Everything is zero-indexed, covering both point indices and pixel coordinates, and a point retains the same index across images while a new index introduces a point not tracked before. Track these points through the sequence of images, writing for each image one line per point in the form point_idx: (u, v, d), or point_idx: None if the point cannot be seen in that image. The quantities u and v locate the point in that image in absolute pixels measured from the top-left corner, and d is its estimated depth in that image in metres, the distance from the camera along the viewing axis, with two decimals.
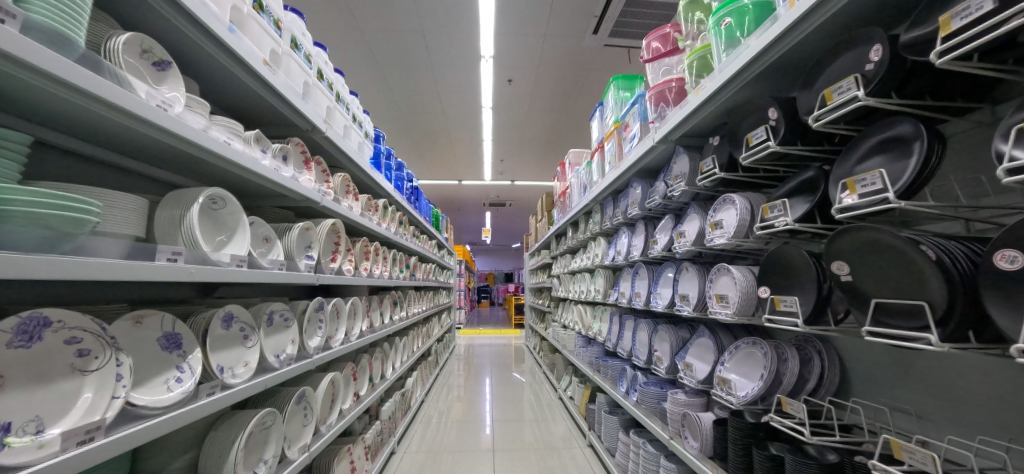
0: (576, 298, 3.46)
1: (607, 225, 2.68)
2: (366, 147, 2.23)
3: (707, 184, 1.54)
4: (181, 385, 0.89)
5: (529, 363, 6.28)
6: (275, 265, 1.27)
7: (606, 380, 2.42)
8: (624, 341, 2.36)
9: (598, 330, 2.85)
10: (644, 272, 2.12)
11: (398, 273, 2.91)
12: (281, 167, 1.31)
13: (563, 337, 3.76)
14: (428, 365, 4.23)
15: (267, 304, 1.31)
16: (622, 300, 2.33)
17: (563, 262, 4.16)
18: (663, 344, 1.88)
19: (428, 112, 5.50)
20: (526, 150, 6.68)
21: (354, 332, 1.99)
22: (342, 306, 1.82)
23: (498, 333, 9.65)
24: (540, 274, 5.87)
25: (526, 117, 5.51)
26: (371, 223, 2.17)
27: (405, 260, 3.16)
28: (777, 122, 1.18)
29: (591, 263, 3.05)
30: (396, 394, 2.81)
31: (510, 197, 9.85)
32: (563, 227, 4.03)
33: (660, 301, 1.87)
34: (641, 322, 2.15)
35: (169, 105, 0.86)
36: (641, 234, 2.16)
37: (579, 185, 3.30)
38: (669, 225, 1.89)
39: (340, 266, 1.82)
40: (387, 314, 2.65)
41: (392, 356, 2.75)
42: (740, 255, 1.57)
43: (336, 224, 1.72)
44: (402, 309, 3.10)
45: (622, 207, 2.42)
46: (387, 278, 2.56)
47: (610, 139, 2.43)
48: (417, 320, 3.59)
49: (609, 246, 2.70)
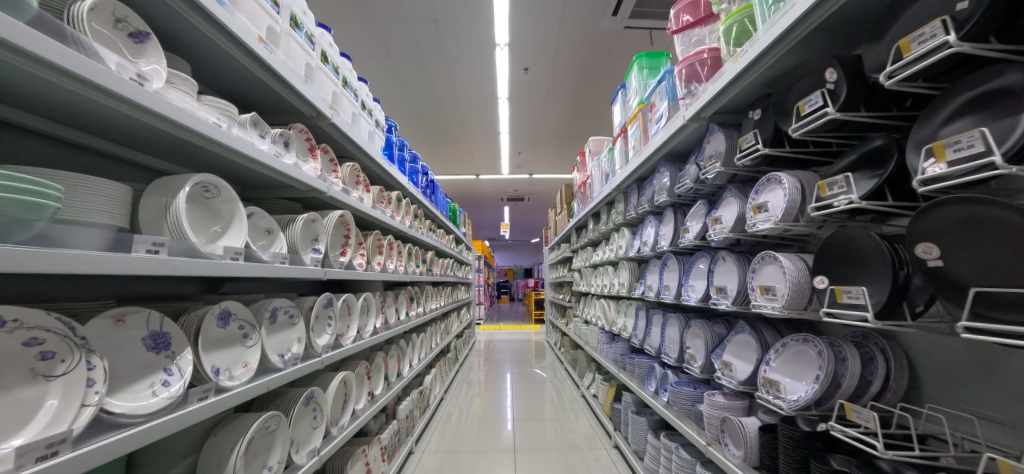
0: (599, 292, 3.30)
1: (631, 214, 2.52)
2: (377, 137, 2.14)
3: (748, 162, 1.37)
4: (167, 389, 0.82)
5: (550, 359, 6.16)
6: (276, 259, 1.19)
7: (632, 378, 2.27)
8: (652, 337, 2.20)
9: (623, 326, 2.70)
10: (674, 263, 1.96)
11: (414, 268, 2.83)
12: (281, 153, 1.22)
13: (586, 333, 3.62)
14: (447, 361, 4.18)
15: (270, 300, 1.24)
16: (648, 294, 2.17)
17: (584, 255, 4.01)
18: (697, 341, 1.73)
19: (444, 104, 5.41)
20: (544, 141, 6.52)
21: (367, 329, 1.92)
22: (353, 301, 1.74)
23: (518, 328, 9.56)
24: (561, 269, 5.72)
25: (544, 107, 5.35)
26: (383, 216, 2.09)
27: (421, 255, 3.08)
28: (834, 87, 1.01)
29: (615, 256, 2.89)
30: (414, 392, 2.74)
31: (528, 191, 9.69)
32: (585, 219, 3.86)
33: (693, 294, 1.71)
34: (670, 317, 1.99)
35: (146, 79, 0.77)
36: (670, 223, 2.00)
37: (601, 173, 3.13)
38: (701, 211, 1.73)
39: (351, 260, 1.74)
40: (403, 310, 2.58)
41: (409, 353, 2.68)
42: (785, 243, 1.40)
43: (345, 216, 1.64)
44: (420, 306, 3.03)
45: (648, 194, 2.26)
46: (402, 273, 2.48)
47: (634, 122, 2.26)
48: (435, 316, 3.52)
49: (634, 237, 2.54)
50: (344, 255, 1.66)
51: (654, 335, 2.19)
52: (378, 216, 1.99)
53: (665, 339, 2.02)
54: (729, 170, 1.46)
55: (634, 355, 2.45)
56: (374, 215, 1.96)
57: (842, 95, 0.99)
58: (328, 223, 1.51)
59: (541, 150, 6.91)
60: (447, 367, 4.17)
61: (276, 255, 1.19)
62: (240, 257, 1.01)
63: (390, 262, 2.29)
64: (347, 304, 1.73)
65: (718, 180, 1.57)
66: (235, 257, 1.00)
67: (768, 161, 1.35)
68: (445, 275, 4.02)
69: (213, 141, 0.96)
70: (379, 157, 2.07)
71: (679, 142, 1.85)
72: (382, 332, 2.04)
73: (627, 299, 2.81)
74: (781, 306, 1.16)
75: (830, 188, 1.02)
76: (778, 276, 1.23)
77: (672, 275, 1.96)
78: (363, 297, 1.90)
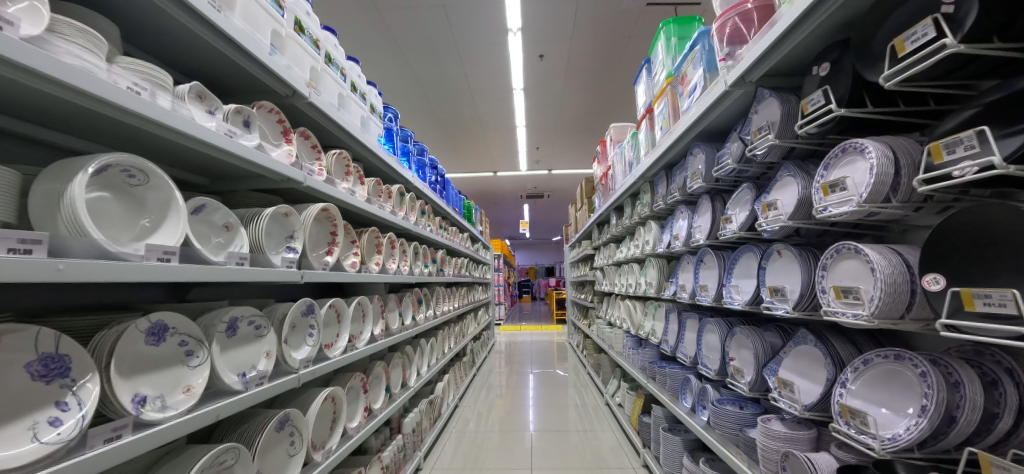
0: (624, 291, 3.01)
1: (658, 205, 2.22)
2: (372, 123, 1.93)
3: (811, 132, 1.08)
4: (57, 430, 0.64)
5: (573, 362, 5.88)
6: (232, 260, 1.00)
7: (663, 391, 1.99)
8: (686, 345, 1.91)
9: (651, 331, 2.41)
10: (712, 259, 1.66)
11: (422, 269, 2.63)
12: (236, 132, 1.05)
13: (610, 336, 3.34)
14: (463, 365, 3.98)
15: (228, 308, 1.06)
16: (681, 295, 1.88)
17: (607, 252, 3.72)
18: (742, 352, 1.43)
19: (457, 98, 5.22)
20: (563, 134, 6.23)
21: (361, 337, 1.72)
22: (342, 307, 1.54)
23: (540, 329, 9.31)
24: (582, 267, 5.43)
25: (561, 97, 5.08)
26: (380, 211, 1.89)
27: (430, 254, 2.88)
28: (952, 9, 0.73)
29: (641, 252, 2.59)
30: (423, 403, 2.53)
31: (548, 187, 9.42)
32: (606, 213, 3.58)
33: (738, 297, 1.42)
34: (708, 322, 1.69)
35: (13, 25, 0.59)
36: (706, 213, 1.70)
37: (623, 161, 2.82)
38: (747, 196, 1.43)
39: (338, 261, 1.54)
40: (410, 314, 2.38)
41: (416, 361, 2.48)
42: (861, 232, 1.10)
43: (328, 210, 1.44)
44: (429, 308, 2.82)
45: (680, 181, 1.96)
46: (407, 274, 2.28)
47: (661, 99, 1.97)
48: (448, 318, 3.32)
49: (663, 231, 2.24)
50: (330, 255, 1.46)
51: (690, 343, 1.89)
52: (374, 211, 1.79)
53: (702, 348, 1.73)
54: (786, 144, 1.17)
55: (664, 364, 2.16)
56: (369, 210, 1.76)
57: (966, 19, 0.70)
58: (305, 219, 1.31)
59: (559, 144, 6.63)
60: (463, 372, 3.98)
61: (233, 255, 1.00)
62: (175, 257, 0.83)
63: (391, 262, 2.10)
64: (334, 310, 1.54)
65: (769, 157, 1.28)
66: (166, 258, 0.82)
67: (840, 129, 1.05)
68: (458, 275, 3.82)
69: (131, 112, 0.78)
70: (373, 145, 1.87)
71: (717, 117, 1.57)
72: (380, 339, 1.84)
73: (656, 301, 2.51)
74: (867, 314, 0.87)
75: (951, 150, 0.72)
76: (860, 274, 0.92)
77: (711, 273, 1.67)
78: (357, 302, 1.71)
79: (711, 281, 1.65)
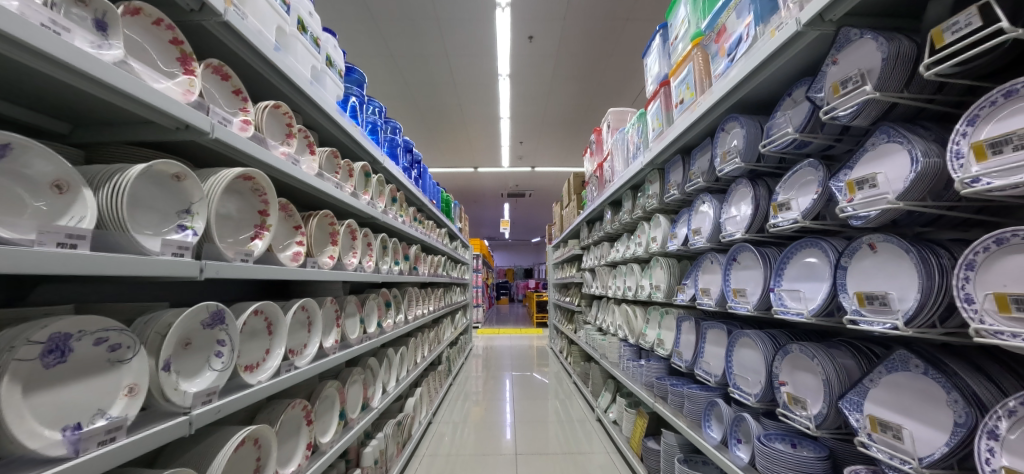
0: (620, 296, 2.68)
1: (669, 195, 1.90)
2: (327, 78, 1.52)
3: (943, 74, 0.76)
4: None
5: (555, 367, 5.55)
6: (49, 240, 0.58)
7: (678, 415, 1.66)
8: (709, 361, 1.59)
9: (657, 341, 2.09)
10: (752, 257, 1.34)
11: (391, 266, 2.21)
12: (70, 28, 0.64)
13: (602, 344, 3.01)
14: (438, 375, 3.56)
15: (56, 318, 0.65)
16: (704, 301, 1.55)
17: (598, 251, 3.40)
18: (802, 376, 1.11)
19: (437, 82, 4.79)
20: (549, 127, 5.91)
21: (306, 352, 1.31)
22: (275, 314, 1.13)
23: (519, 332, 8.94)
24: (567, 268, 5.12)
25: (550, 85, 4.75)
26: (336, 189, 1.48)
27: (401, 249, 2.46)
28: None
29: (645, 251, 2.27)
30: (390, 425, 2.12)
31: (530, 185, 9.08)
32: (599, 209, 3.25)
33: (796, 306, 1.10)
34: (744, 335, 1.37)
35: None
36: (743, 200, 1.39)
37: (624, 148, 2.49)
38: (812, 177, 1.12)
39: (270, 251, 1.13)
40: (376, 319, 1.97)
41: (382, 375, 2.06)
42: (999, 219, 0.79)
43: (254, 180, 1.04)
44: (400, 312, 2.41)
45: (704, 164, 1.64)
46: (371, 271, 1.87)
47: (683, 66, 1.65)
48: (421, 323, 2.91)
49: (675, 225, 1.92)
50: (256, 242, 1.05)
51: (713, 358, 1.58)
52: (326, 188, 1.38)
53: (733, 366, 1.41)
54: (891, 99, 0.86)
55: (678, 382, 1.84)
56: (319, 186, 1.35)
57: None
58: (212, 192, 0.90)
59: (545, 138, 6.30)
60: (438, 383, 3.55)
61: (52, 232, 0.59)
62: None
63: (350, 256, 1.68)
64: (264, 318, 1.13)
65: (853, 122, 0.97)
66: None
67: (981, 68, 0.75)
68: (435, 275, 3.40)
69: None
70: (326, 104, 1.45)
71: (767, 79, 1.24)
72: (331, 353, 1.43)
73: (661, 307, 2.19)
74: None
75: None
76: None
77: (751, 274, 1.35)
78: (300, 306, 1.30)
79: (751, 284, 1.34)
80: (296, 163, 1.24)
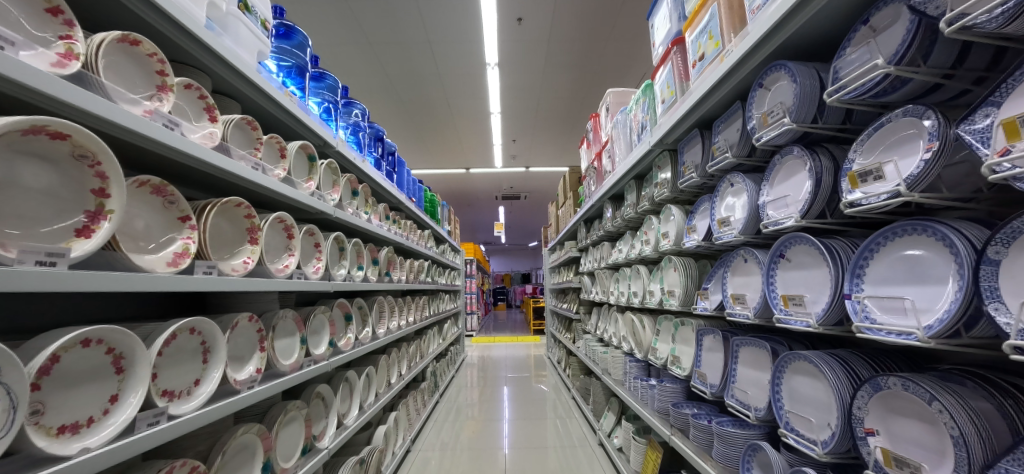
0: (625, 303, 2.31)
1: (684, 181, 1.54)
2: (246, 26, 1.17)
3: None
4: None
5: (553, 379, 5.15)
6: None
7: (705, 459, 1.28)
8: (744, 389, 1.23)
9: (672, 358, 1.71)
10: (810, 253, 0.99)
11: (351, 271, 1.84)
12: None
13: (603, 357, 2.64)
14: (421, 393, 3.16)
15: None
16: (737, 312, 1.20)
17: (598, 252, 3.05)
18: (909, 425, 0.74)
19: (421, 73, 4.44)
20: (543, 123, 5.58)
21: (197, 393, 0.93)
22: (132, 347, 0.77)
23: (515, 341, 8.54)
24: (564, 272, 4.76)
25: (542, 75, 4.42)
26: (254, 171, 1.12)
27: (369, 251, 2.09)
28: None
29: (653, 250, 1.90)
30: (350, 465, 1.72)
31: (525, 186, 8.72)
32: (598, 204, 2.89)
33: (896, 322, 0.75)
34: (799, 358, 1.01)
35: None
36: (795, 176, 1.04)
37: (626, 131, 2.15)
38: (914, 129, 0.76)
39: (119, 251, 0.76)
40: (332, 336, 1.59)
41: (339, 406, 1.66)
42: None
43: (70, 139, 0.68)
44: (367, 326, 2.02)
45: (733, 136, 1.29)
46: (320, 279, 1.50)
47: (707, 11, 1.31)
48: (397, 337, 2.54)
49: (692, 216, 1.57)
50: (82, 239, 0.69)
51: (750, 387, 1.21)
52: (232, 166, 1.02)
53: (782, 400, 1.05)
54: None
55: (702, 412, 1.46)
56: (219, 163, 0.98)
57: None
58: None
59: (539, 134, 5.96)
60: (421, 402, 3.15)
61: None
62: None
63: (284, 258, 1.32)
64: (112, 353, 0.75)
65: (996, 34, 0.63)
66: None
67: None
68: (415, 282, 3.02)
69: None
70: (235, 58, 1.09)
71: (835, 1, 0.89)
72: (243, 391, 1.05)
73: (675, 318, 1.82)
74: None
75: None
76: None
77: (809, 276, 0.99)
78: (189, 327, 0.92)
79: (810, 290, 0.98)
80: (174, 128, 0.88)
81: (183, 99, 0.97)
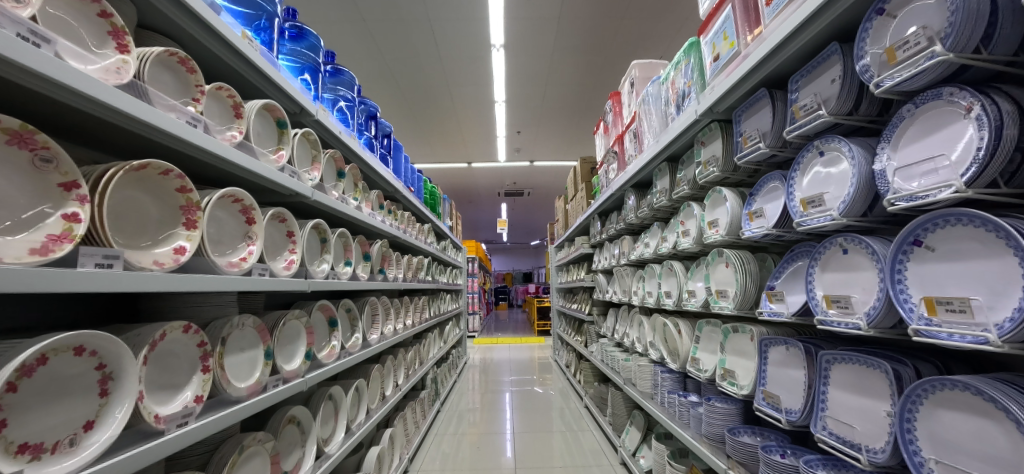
0: (654, 304, 2.01)
1: (745, 155, 1.24)
2: None
3: None
4: None
5: (560, 383, 4.84)
6: None
7: None
8: (844, 421, 0.93)
9: (722, 372, 1.41)
10: (970, 238, 0.69)
11: (337, 267, 1.55)
12: None
13: (624, 365, 2.34)
14: (421, 402, 2.87)
15: None
16: (836, 320, 0.90)
17: (616, 247, 2.75)
18: None
19: (420, 56, 4.14)
20: (549, 112, 5.27)
21: (86, 443, 0.62)
22: None
23: (519, 342, 8.25)
24: (573, 270, 4.46)
25: (551, 58, 4.13)
26: (190, 128, 0.82)
27: (359, 245, 1.79)
28: None
29: (695, 242, 1.60)
30: None
31: (528, 182, 8.42)
32: (618, 194, 2.59)
33: None
34: (950, 386, 0.72)
35: None
36: (943, 130, 0.74)
37: (660, 104, 1.84)
38: None
39: None
40: (311, 346, 1.29)
41: (319, 432, 1.35)
42: None
43: None
44: (357, 330, 1.72)
45: (826, 89, 0.99)
46: (292, 276, 1.20)
47: None
48: (394, 342, 2.24)
49: (751, 199, 1.27)
50: None
51: (853, 418, 0.91)
52: (150, 116, 0.72)
53: (917, 442, 0.76)
54: None
55: (772, 443, 1.15)
56: (129, 109, 0.68)
57: None
58: None
59: (545, 125, 5.65)
60: (421, 413, 2.84)
61: None
62: None
63: (242, 249, 1.02)
64: None
65: None
66: None
67: None
68: (413, 281, 2.72)
69: None
70: None
71: None
72: (171, 432, 0.74)
73: (724, 323, 1.52)
74: None
75: None
76: None
77: (967, 272, 0.69)
78: (73, 347, 0.62)
79: (975, 290, 0.68)
80: (44, 45, 0.57)
81: (71, 13, 0.67)
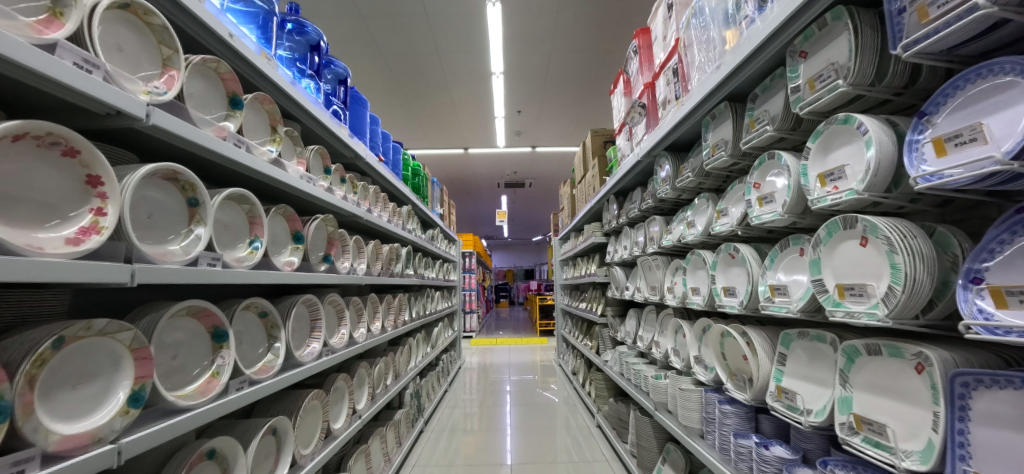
0: (703, 305, 1.43)
1: (921, 40, 0.68)
2: None
3: None
4: None
5: (567, 391, 4.27)
6: None
7: None
8: None
9: (852, 421, 0.85)
10: None
11: (223, 250, 0.98)
12: None
13: (655, 386, 1.77)
14: (397, 425, 2.31)
15: None
16: None
17: (641, 232, 2.18)
18: None
19: (404, 16, 3.56)
20: (554, 85, 4.69)
21: None
22: None
23: (520, 343, 7.70)
24: (581, 264, 3.89)
25: (555, 16, 3.53)
26: None
27: (280, 219, 1.23)
28: None
29: (787, 213, 1.03)
30: None
31: (530, 170, 7.82)
32: (645, 163, 2.01)
33: None
34: None
35: None
36: None
37: (725, 15, 1.24)
38: None
39: None
40: (148, 383, 0.73)
41: None
42: None
43: None
44: (273, 344, 1.16)
45: None
46: (87, 261, 0.63)
47: None
48: (353, 355, 1.68)
49: (925, 121, 0.72)
50: None
51: None
52: None
53: None
54: None
55: None
56: None
57: None
58: None
59: (549, 101, 5.08)
60: (397, 438, 2.28)
61: None
62: None
63: None
64: None
65: None
66: None
67: None
68: (385, 274, 2.16)
69: None
70: None
71: None
72: None
73: (839, 338, 0.96)
74: None
75: None
76: None
77: None
78: None
79: None
80: None
81: None
